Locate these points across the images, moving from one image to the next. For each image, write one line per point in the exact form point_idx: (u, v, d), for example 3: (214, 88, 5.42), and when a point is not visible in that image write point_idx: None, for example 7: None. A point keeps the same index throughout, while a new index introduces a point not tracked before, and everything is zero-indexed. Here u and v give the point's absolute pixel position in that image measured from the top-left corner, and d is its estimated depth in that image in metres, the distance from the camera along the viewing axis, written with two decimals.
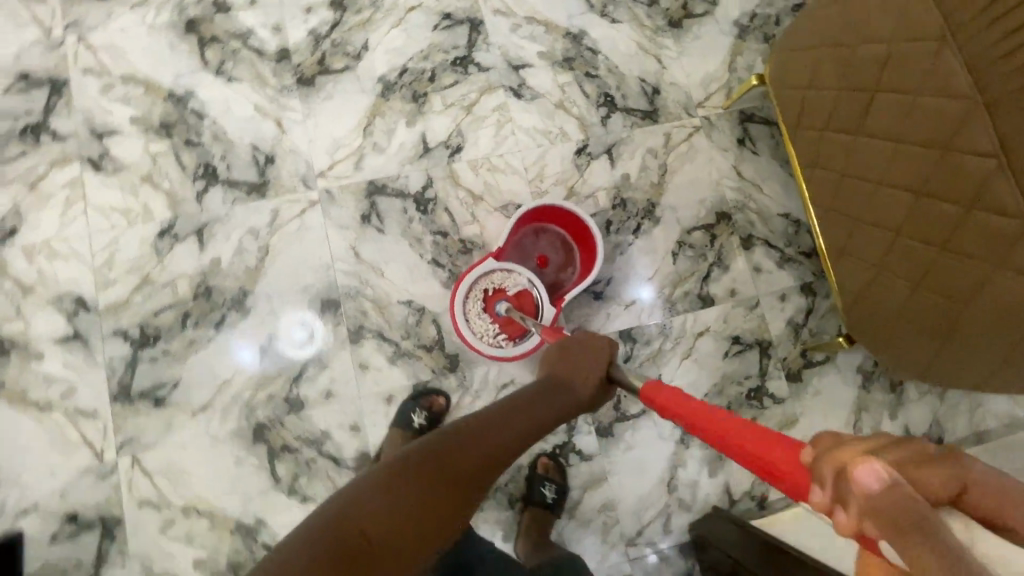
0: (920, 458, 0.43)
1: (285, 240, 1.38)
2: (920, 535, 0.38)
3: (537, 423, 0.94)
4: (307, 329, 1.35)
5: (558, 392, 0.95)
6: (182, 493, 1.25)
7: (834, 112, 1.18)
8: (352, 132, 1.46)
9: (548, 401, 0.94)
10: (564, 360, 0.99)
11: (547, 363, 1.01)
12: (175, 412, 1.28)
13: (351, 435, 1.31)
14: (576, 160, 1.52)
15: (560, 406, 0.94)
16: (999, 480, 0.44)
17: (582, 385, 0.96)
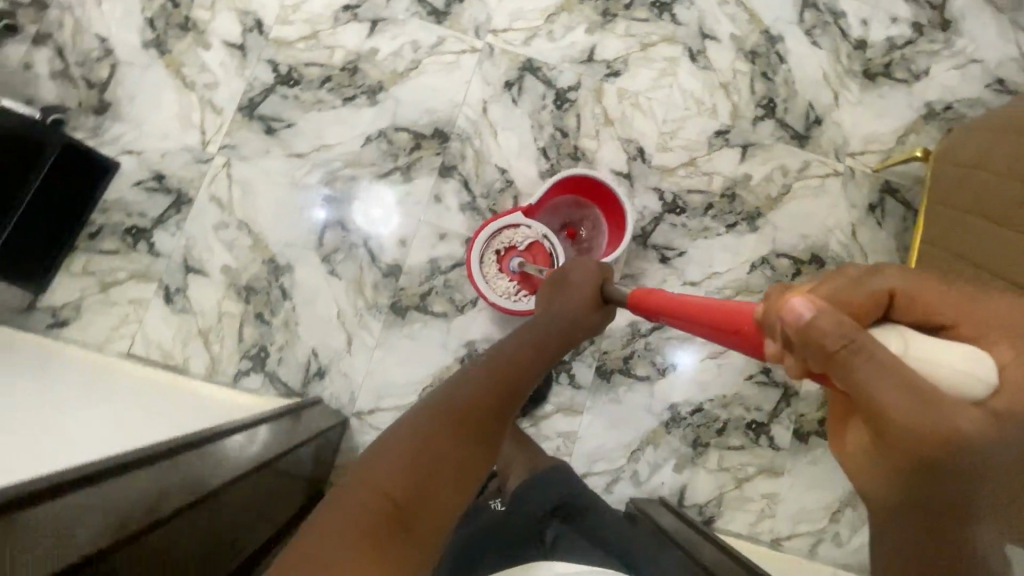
0: (836, 294, 0.59)
1: (436, 65, 1.49)
2: (839, 351, 0.53)
3: (547, 348, 0.95)
4: (381, 208, 1.42)
5: (566, 312, 1.03)
6: (245, 209, 1.38)
7: (985, 197, 1.15)
8: (538, 12, 1.55)
9: (554, 325, 1.00)
10: (570, 290, 1.08)
11: (555, 296, 1.08)
12: (277, 146, 1.42)
13: (397, 245, 1.40)
14: (712, 139, 1.54)
15: (564, 329, 1.01)
16: (891, 288, 0.60)
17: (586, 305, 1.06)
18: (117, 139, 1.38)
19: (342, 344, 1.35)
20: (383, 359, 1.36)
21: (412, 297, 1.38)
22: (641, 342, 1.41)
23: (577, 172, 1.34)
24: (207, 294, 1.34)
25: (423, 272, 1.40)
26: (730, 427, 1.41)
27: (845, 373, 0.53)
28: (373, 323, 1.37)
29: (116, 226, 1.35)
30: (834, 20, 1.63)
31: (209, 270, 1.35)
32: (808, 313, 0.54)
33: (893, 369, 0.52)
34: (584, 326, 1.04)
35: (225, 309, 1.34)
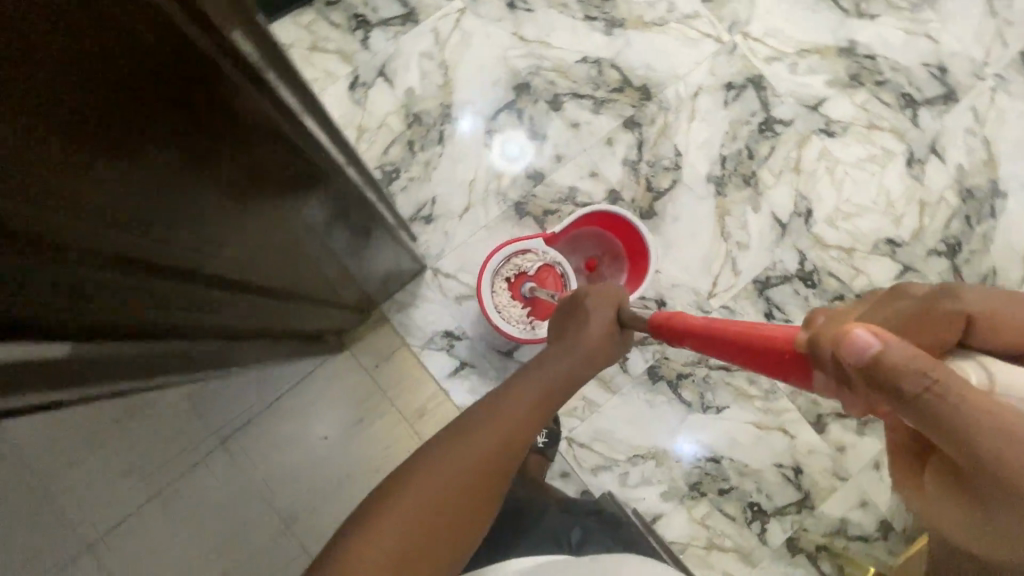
0: (904, 314, 0.46)
1: (678, 34, 1.52)
2: (910, 389, 0.39)
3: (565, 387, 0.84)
4: (523, 144, 1.45)
5: (583, 344, 0.89)
6: (452, 54, 1.47)
7: None
8: (795, 41, 1.54)
9: (565, 356, 0.87)
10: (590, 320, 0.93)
11: (568, 325, 0.95)
12: (508, 20, 1.49)
13: (552, 158, 1.45)
14: (880, 242, 1.48)
15: (580, 359, 0.87)
16: (997, 300, 0.45)
17: (603, 333, 0.92)
18: None
19: (459, 208, 1.42)
20: (482, 241, 1.41)
21: (537, 207, 1.43)
22: (702, 370, 1.39)
23: (602, 207, 1.31)
24: (382, 102, 1.45)
25: (558, 194, 1.44)
26: (732, 494, 1.36)
27: (924, 417, 0.39)
28: (494, 208, 1.42)
29: (349, 7, 1.47)
30: None
31: (396, 84, 1.45)
32: (875, 342, 0.40)
33: (980, 405, 0.38)
34: (596, 360, 0.89)
35: (388, 122, 1.44)
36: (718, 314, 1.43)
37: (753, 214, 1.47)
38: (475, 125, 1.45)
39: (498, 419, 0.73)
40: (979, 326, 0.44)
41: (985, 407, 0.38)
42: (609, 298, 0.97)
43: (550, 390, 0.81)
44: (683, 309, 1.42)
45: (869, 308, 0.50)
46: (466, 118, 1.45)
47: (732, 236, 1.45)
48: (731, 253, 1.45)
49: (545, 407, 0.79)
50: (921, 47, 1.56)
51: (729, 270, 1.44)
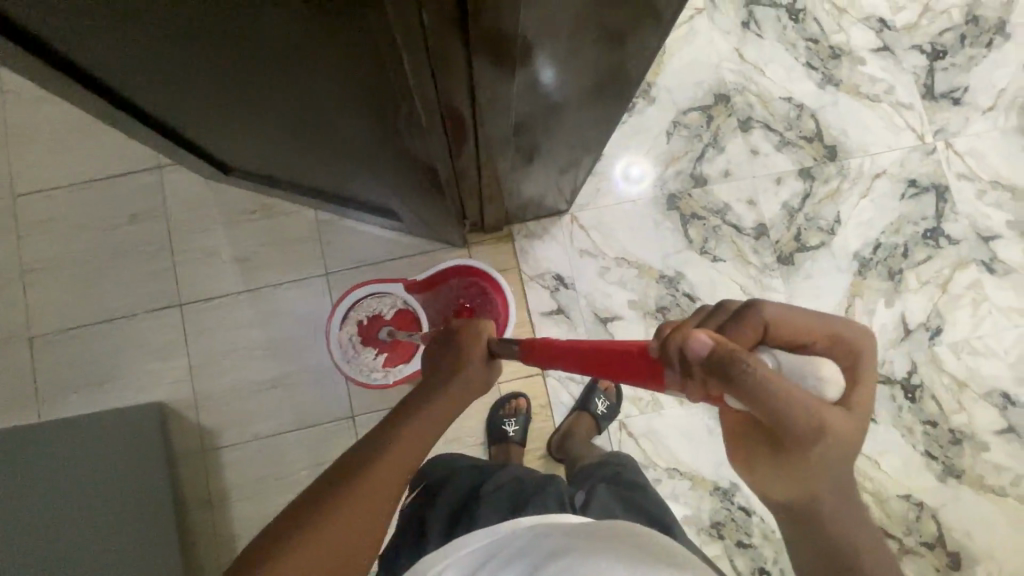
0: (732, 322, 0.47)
1: (884, 116, 1.53)
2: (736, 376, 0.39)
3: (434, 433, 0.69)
4: (647, 169, 1.48)
5: (453, 390, 0.74)
6: (673, 43, 1.54)
7: None
8: (994, 171, 1.52)
9: (431, 400, 0.71)
10: (466, 359, 0.80)
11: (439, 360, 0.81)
12: (736, 35, 1.55)
13: (719, 171, 1.49)
14: (995, 392, 1.43)
15: (444, 408, 0.72)
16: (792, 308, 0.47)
17: (472, 366, 0.79)
18: None
19: (618, 175, 1.47)
20: (624, 213, 1.46)
21: (686, 207, 1.47)
22: None
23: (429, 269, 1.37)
24: None
25: (711, 205, 1.48)
26: (747, 551, 1.34)
27: (753, 398, 0.39)
28: (649, 190, 1.47)
29: None
30: None
31: None
32: (708, 341, 0.42)
33: (783, 393, 0.39)
34: (470, 399, 0.76)
35: None
36: None
37: (883, 307, 1.45)
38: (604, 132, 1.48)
39: (354, 485, 0.59)
40: (779, 322, 0.46)
41: (788, 393, 0.39)
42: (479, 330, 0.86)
43: (417, 442, 0.66)
44: None
45: (694, 316, 0.50)
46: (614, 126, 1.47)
47: (854, 317, 1.44)
48: None
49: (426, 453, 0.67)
50: None
51: None
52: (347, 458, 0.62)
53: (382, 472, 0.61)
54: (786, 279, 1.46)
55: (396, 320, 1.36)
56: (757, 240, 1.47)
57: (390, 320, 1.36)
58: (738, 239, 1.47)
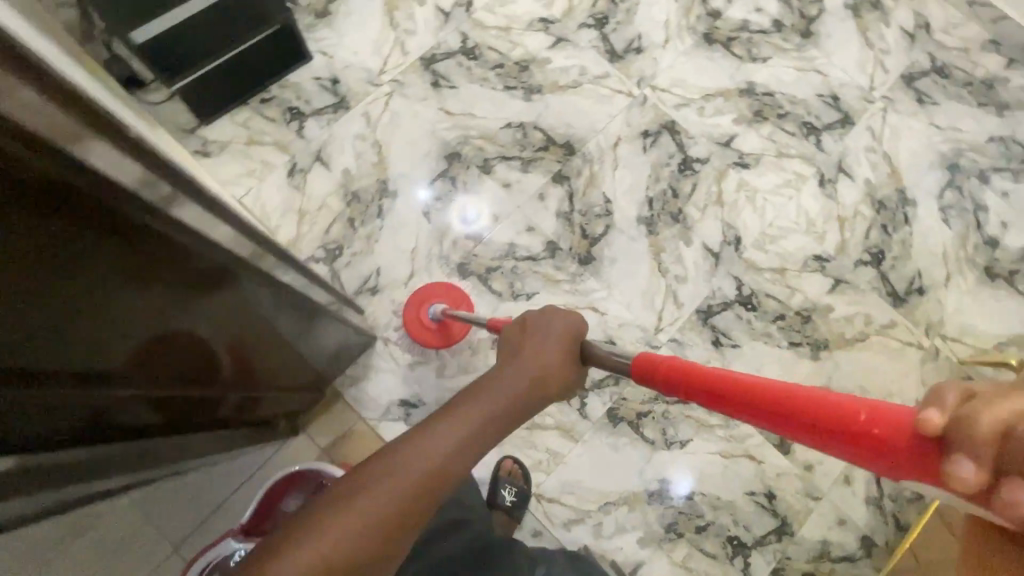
0: None
1: (591, 93, 1.65)
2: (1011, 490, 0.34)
3: (520, 405, 0.80)
4: (478, 206, 1.52)
5: (540, 367, 0.83)
6: (385, 134, 1.56)
7: None
8: (698, 88, 1.69)
9: (522, 376, 0.81)
10: (548, 350, 0.85)
11: (515, 345, 0.87)
12: (434, 98, 1.60)
13: (489, 218, 1.51)
14: (809, 259, 1.56)
15: (530, 387, 0.81)
16: None
17: (558, 351, 0.85)
18: (321, 40, 1.62)
19: (403, 275, 1.45)
20: (430, 305, 1.44)
21: (479, 266, 1.48)
22: (660, 407, 1.40)
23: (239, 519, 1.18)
24: (321, 184, 1.50)
25: (499, 250, 1.49)
26: (709, 531, 1.34)
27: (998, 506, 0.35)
28: (438, 271, 1.46)
29: (283, 102, 1.56)
30: (973, 210, 1.65)
31: (332, 166, 1.52)
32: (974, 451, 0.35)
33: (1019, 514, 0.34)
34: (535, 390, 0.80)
35: (328, 202, 1.49)
36: (667, 346, 1.46)
37: (686, 248, 1.54)
38: (433, 193, 1.52)
39: (438, 461, 0.69)
40: None
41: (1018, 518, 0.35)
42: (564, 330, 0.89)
43: (501, 417, 0.78)
44: (633, 346, 1.45)
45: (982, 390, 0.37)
46: (425, 186, 1.52)
47: (669, 270, 1.52)
48: (671, 287, 1.50)
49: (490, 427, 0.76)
50: (812, 80, 1.73)
51: (671, 302, 1.49)
52: (435, 429, 0.72)
53: (466, 445, 0.73)
54: (597, 274, 1.50)
55: (448, 300, 1.42)
56: (554, 255, 1.50)
57: (444, 299, 1.42)
58: (538, 265, 1.49)
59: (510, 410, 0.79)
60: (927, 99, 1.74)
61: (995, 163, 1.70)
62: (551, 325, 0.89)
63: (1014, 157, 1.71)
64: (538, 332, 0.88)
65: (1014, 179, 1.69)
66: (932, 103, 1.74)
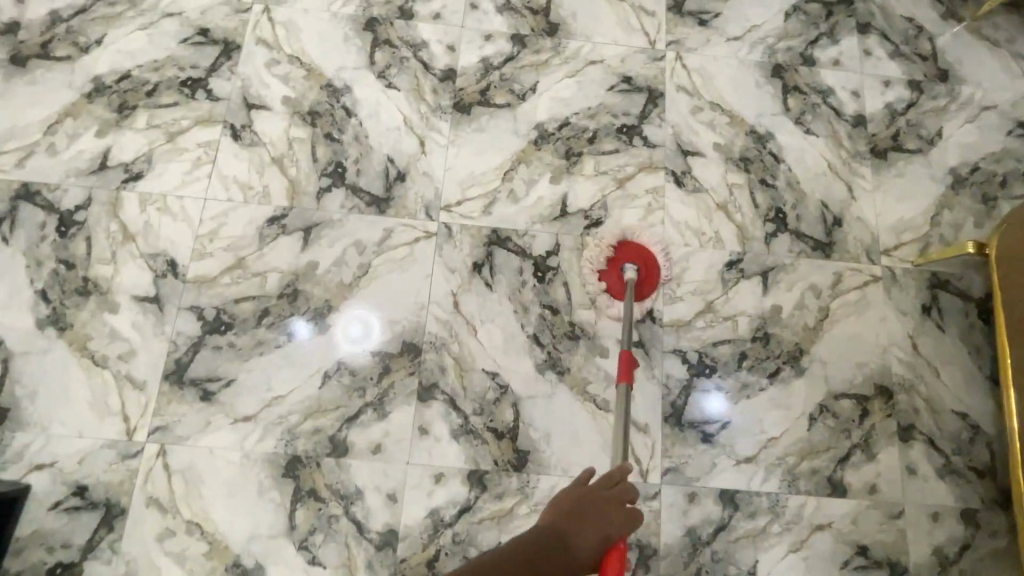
0: None
1: (388, 266, 1.26)
2: None
3: (560, 547, 0.92)
4: (366, 321, 1.23)
5: (591, 531, 0.94)
6: (192, 505, 1.11)
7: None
8: (493, 171, 1.34)
9: (573, 532, 0.93)
10: (602, 509, 0.96)
11: (574, 504, 0.97)
12: (218, 412, 1.16)
13: (386, 504, 1.13)
14: (724, 272, 1.31)
15: (580, 536, 0.93)
16: None
17: (603, 499, 0.98)
18: (24, 451, 1.12)
19: None
20: None
21: (417, 569, 1.10)
22: (706, 554, 1.15)
23: None
24: None
25: (424, 532, 1.12)
26: None
27: None
28: None
29: (35, 570, 1.07)
30: (823, 100, 1.45)
31: None
32: None
33: None
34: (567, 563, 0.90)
35: None
36: (667, 483, 1.18)
37: (607, 360, 1.24)
38: (313, 323, 1.22)
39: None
40: None
41: None
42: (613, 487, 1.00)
43: (550, 556, 0.91)
44: None
45: None
46: (302, 320, 1.22)
47: (609, 399, 1.21)
48: (623, 416, 1.21)
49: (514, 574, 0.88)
50: (592, 76, 1.42)
51: (636, 431, 1.20)
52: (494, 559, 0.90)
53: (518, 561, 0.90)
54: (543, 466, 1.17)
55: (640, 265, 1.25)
56: (484, 484, 1.15)
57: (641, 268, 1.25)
58: (478, 510, 1.14)
59: (550, 551, 0.91)
60: (707, 15, 1.49)
61: (808, 35, 1.49)
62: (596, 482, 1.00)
63: (819, 18, 1.51)
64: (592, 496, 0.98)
65: (833, 40, 1.50)
66: (713, 16, 1.49)
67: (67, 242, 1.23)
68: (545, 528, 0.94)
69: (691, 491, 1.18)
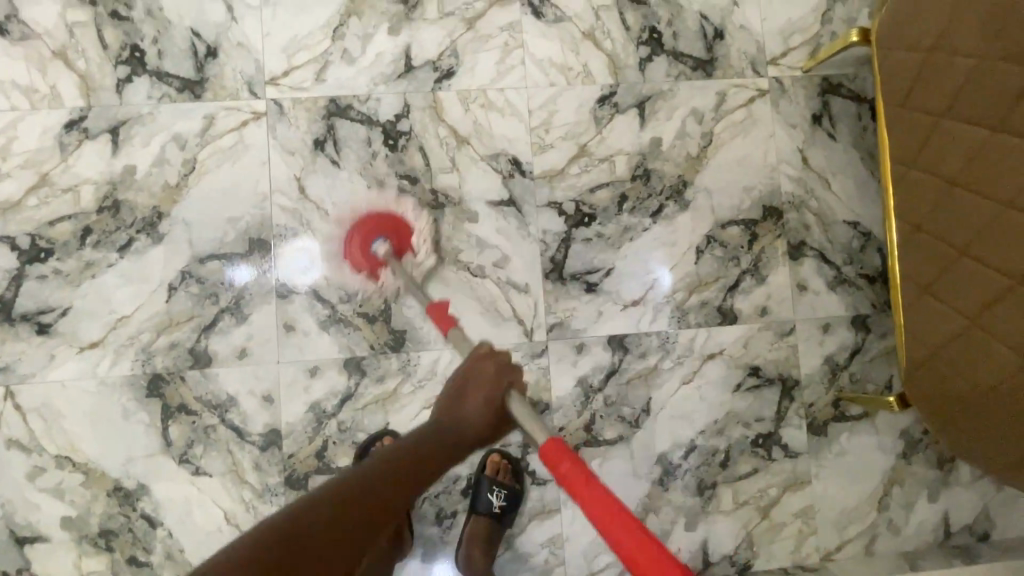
0: None
1: (217, 157, 1.12)
2: None
3: (450, 439, 0.76)
4: (303, 252, 1.11)
5: (474, 407, 0.79)
6: (56, 440, 1.05)
7: (913, 103, 0.95)
8: (319, 31, 1.15)
9: (457, 414, 0.79)
10: (467, 395, 0.80)
11: (452, 384, 0.81)
12: (61, 344, 1.07)
13: (263, 406, 1.08)
14: (597, 110, 1.18)
15: (462, 415, 0.78)
16: None
17: (489, 372, 0.81)
18: None
19: None
20: None
21: (307, 460, 1.08)
22: (598, 400, 1.13)
23: None
24: (57, 561, 1.04)
25: (307, 426, 1.09)
26: (733, 453, 1.15)
27: None
28: (273, 511, 1.07)
29: None
30: None
31: (46, 533, 1.05)
32: None
33: None
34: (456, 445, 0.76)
35: (87, 570, 1.05)
36: (553, 338, 1.14)
37: (478, 225, 1.14)
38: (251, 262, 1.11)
39: (338, 517, 0.60)
40: None
41: None
42: (506, 394, 0.81)
43: (434, 459, 0.73)
44: (523, 374, 1.13)
45: None
46: (239, 263, 1.10)
47: (484, 265, 1.14)
48: (500, 279, 1.14)
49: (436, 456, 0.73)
50: None
51: (516, 293, 1.14)
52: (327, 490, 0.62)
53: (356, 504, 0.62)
54: (422, 342, 1.12)
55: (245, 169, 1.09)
56: (362, 371, 1.10)
57: (387, 236, 1.08)
58: (361, 397, 1.10)
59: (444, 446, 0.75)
60: None
61: None
62: (470, 361, 0.82)
63: None
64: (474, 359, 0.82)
65: None
66: None
67: None
68: (433, 422, 0.78)
69: (579, 342, 1.14)
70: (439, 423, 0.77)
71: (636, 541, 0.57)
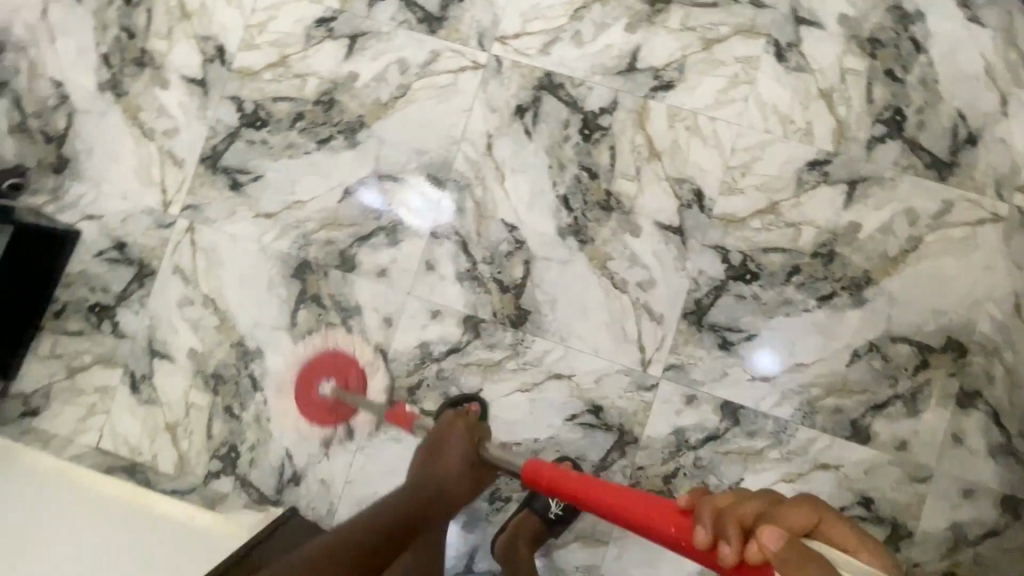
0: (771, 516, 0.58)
1: (428, 90, 1.18)
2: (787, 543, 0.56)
3: (436, 495, 0.96)
4: (427, 202, 1.16)
5: (449, 463, 0.98)
6: (210, 282, 1.18)
7: None
8: (561, 6, 1.17)
9: (432, 471, 0.98)
10: (443, 451, 1.00)
11: (429, 443, 1.02)
12: (243, 204, 1.19)
13: (381, 326, 1.15)
14: (803, 172, 1.10)
15: (446, 483, 0.97)
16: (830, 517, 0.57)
17: (457, 444, 1.00)
18: (78, 202, 1.22)
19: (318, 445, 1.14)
20: (365, 467, 1.13)
21: (399, 391, 1.13)
22: (688, 457, 1.08)
23: None
24: (173, 382, 1.18)
25: (411, 360, 1.13)
26: None
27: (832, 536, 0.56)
28: (353, 422, 1.14)
29: (80, 304, 1.21)
30: None
31: (174, 355, 1.18)
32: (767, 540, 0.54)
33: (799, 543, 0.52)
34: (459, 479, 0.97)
35: (191, 400, 1.17)
36: (666, 378, 1.10)
37: (638, 240, 1.12)
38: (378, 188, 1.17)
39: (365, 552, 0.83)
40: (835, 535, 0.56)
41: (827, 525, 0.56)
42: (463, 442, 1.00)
43: (414, 510, 0.93)
44: (624, 400, 1.10)
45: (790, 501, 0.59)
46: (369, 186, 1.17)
47: (628, 281, 1.11)
48: (638, 300, 1.11)
49: (406, 503, 0.93)
50: None
51: (648, 320, 1.11)
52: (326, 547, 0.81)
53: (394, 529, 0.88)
54: (542, 328, 1.12)
55: (337, 375, 1.10)
56: (477, 332, 1.13)
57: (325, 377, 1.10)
58: (467, 355, 1.13)
59: (427, 504, 0.95)
60: None
61: None
62: (442, 423, 1.03)
63: None
64: (451, 426, 1.03)
65: None
66: None
67: (131, 11, 1.24)
68: (419, 488, 0.96)
69: (691, 394, 1.09)
70: (411, 488, 0.96)
71: (638, 506, 0.71)
